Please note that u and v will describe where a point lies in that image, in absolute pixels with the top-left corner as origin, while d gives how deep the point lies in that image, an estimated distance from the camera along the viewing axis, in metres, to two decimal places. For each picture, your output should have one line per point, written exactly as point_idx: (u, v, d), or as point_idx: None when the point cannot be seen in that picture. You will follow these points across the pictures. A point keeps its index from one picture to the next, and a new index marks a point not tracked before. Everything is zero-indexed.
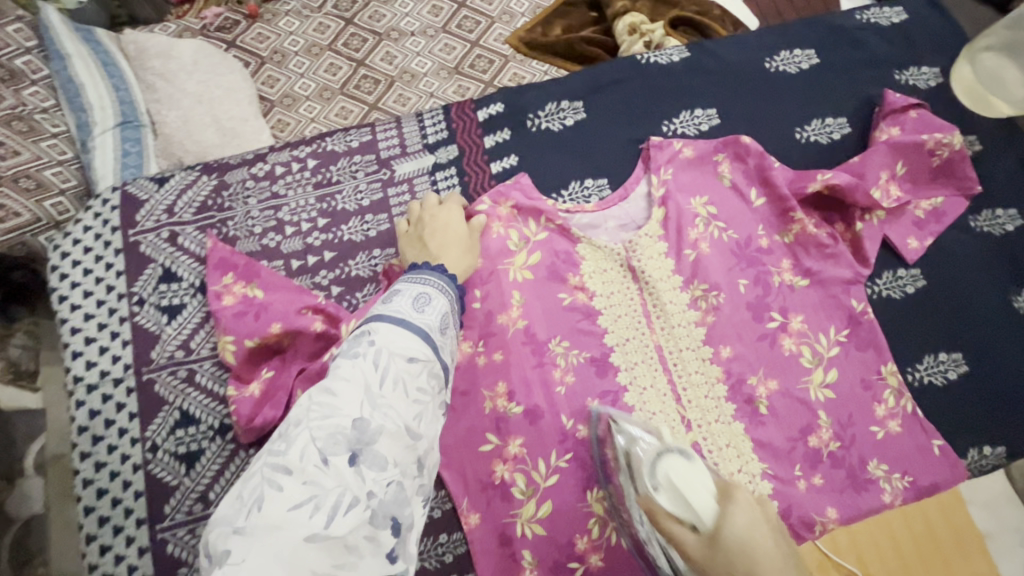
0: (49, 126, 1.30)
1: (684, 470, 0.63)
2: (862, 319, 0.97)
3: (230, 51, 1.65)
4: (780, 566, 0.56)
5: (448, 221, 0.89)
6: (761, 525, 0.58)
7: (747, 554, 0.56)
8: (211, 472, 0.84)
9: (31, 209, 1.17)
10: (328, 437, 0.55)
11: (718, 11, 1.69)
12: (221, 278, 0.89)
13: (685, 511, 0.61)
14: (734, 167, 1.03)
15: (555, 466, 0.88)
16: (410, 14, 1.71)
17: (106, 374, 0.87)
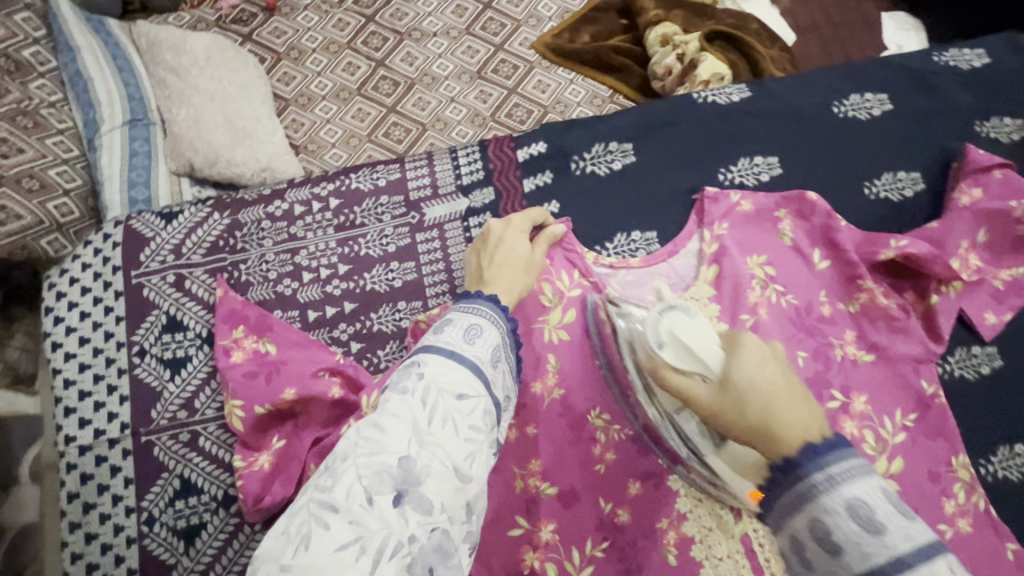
0: (56, 121, 1.23)
1: (691, 325, 0.65)
2: (932, 403, 0.88)
3: (246, 45, 1.56)
4: (794, 400, 0.55)
5: (513, 247, 0.76)
6: (775, 366, 0.57)
7: (759, 397, 0.56)
8: (212, 548, 0.76)
9: (33, 212, 1.10)
10: (373, 475, 0.47)
11: (756, 25, 1.58)
12: (231, 332, 0.81)
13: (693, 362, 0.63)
14: (796, 225, 0.94)
15: (590, 556, 0.80)
16: (433, 14, 1.61)
17: (100, 434, 0.80)
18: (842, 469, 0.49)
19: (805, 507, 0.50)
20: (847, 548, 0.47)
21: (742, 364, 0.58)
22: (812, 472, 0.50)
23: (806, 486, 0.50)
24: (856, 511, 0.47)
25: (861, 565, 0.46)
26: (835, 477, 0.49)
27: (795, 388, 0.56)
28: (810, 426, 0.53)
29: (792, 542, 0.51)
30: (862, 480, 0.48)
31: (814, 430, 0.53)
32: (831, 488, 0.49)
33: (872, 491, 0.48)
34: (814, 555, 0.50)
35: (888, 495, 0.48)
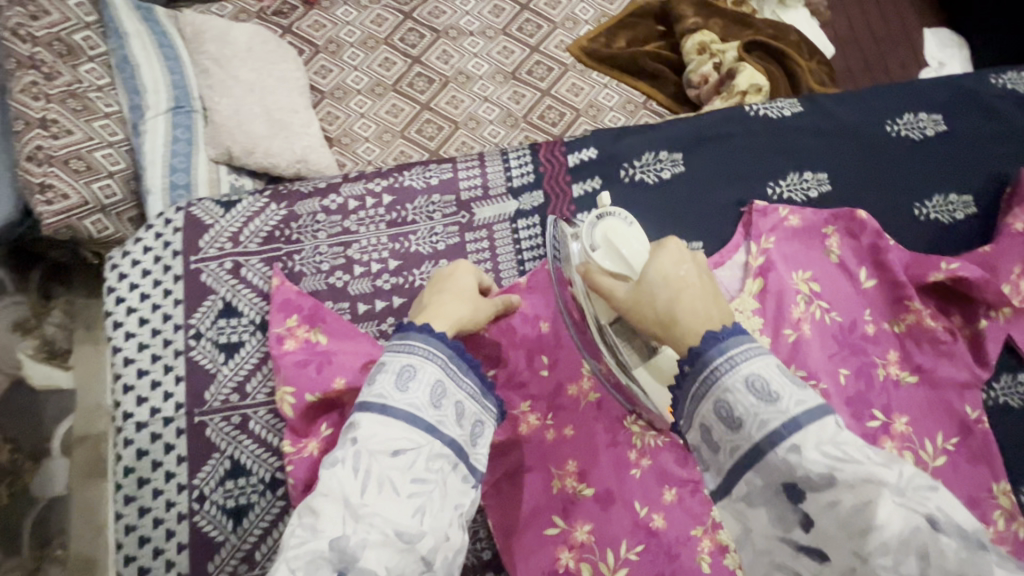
0: (103, 105, 1.26)
1: (628, 233, 0.70)
2: (975, 429, 0.87)
3: (285, 37, 1.59)
4: (702, 295, 0.59)
5: (461, 275, 0.74)
6: (688, 264, 0.61)
7: (669, 287, 0.60)
8: (259, 529, 0.78)
9: (79, 192, 1.16)
10: (306, 564, 0.48)
11: (795, 36, 1.57)
12: (284, 321, 0.83)
13: (619, 266, 0.68)
14: (843, 243, 0.94)
15: (624, 559, 0.80)
16: (471, 13, 1.62)
17: (156, 412, 0.82)
18: (741, 352, 0.53)
19: (710, 391, 0.53)
20: (747, 418, 0.51)
21: (658, 261, 0.62)
22: (714, 357, 0.54)
23: (709, 372, 0.54)
24: (752, 384, 0.51)
25: (760, 429, 0.50)
26: (734, 358, 0.53)
27: (703, 284, 0.60)
28: (713, 317, 0.58)
29: (702, 428, 0.55)
30: (757, 359, 0.52)
31: (717, 320, 0.57)
32: (732, 367, 0.52)
33: (765, 365, 0.52)
34: (721, 434, 0.53)
35: (780, 369, 0.52)
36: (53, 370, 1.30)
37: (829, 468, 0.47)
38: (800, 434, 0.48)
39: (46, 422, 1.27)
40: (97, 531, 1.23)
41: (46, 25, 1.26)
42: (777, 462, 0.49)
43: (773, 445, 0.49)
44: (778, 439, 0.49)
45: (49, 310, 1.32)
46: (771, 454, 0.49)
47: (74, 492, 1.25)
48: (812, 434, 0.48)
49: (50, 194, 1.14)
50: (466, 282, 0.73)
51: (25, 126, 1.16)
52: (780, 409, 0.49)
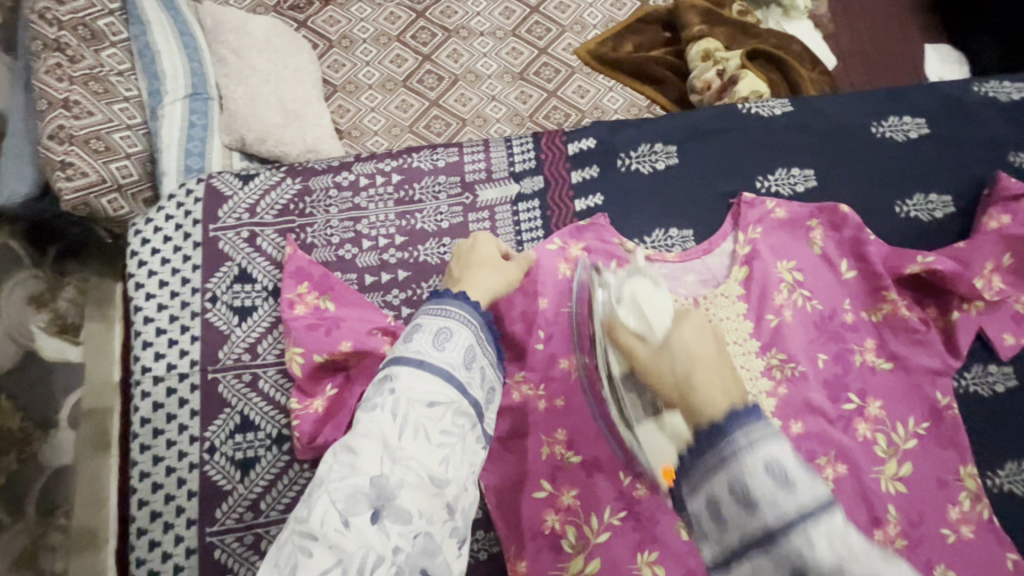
0: (123, 89, 1.32)
1: (656, 299, 0.68)
2: (945, 414, 0.92)
3: (302, 31, 1.65)
4: (721, 368, 0.54)
5: (485, 248, 0.80)
6: (709, 337, 0.57)
7: (685, 353, 0.56)
8: (264, 481, 0.83)
9: (98, 170, 1.21)
10: (346, 497, 0.52)
11: (797, 47, 1.63)
12: (295, 287, 0.89)
13: (641, 326, 0.65)
14: (826, 236, 0.99)
15: (607, 523, 0.85)
16: (481, 14, 1.68)
17: (172, 368, 0.88)
18: (759, 434, 0.48)
19: (722, 470, 0.48)
20: (761, 505, 0.46)
21: (679, 329, 0.58)
22: (730, 435, 0.49)
23: (723, 450, 0.49)
24: (768, 470, 0.46)
25: (775, 520, 0.45)
26: (751, 439, 0.47)
27: (723, 357, 0.55)
28: (731, 391, 0.51)
29: (709, 505, 0.50)
30: (778, 442, 0.47)
31: (733, 395, 0.51)
32: (751, 448, 0.47)
33: (784, 451, 0.47)
34: (732, 515, 0.48)
35: (800, 460, 0.47)
36: (65, 344, 1.35)
37: (838, 564, 0.42)
38: (813, 525, 0.44)
39: (56, 391, 1.31)
40: (100, 505, 1.28)
41: (71, 10, 1.32)
42: (788, 551, 0.44)
43: (785, 533, 0.44)
44: (792, 530, 0.44)
45: (63, 286, 1.37)
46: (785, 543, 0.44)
47: (80, 464, 1.29)
48: (824, 527, 0.44)
49: (70, 171, 1.19)
50: (488, 248, 0.79)
51: (48, 106, 1.23)
52: (795, 502, 0.44)
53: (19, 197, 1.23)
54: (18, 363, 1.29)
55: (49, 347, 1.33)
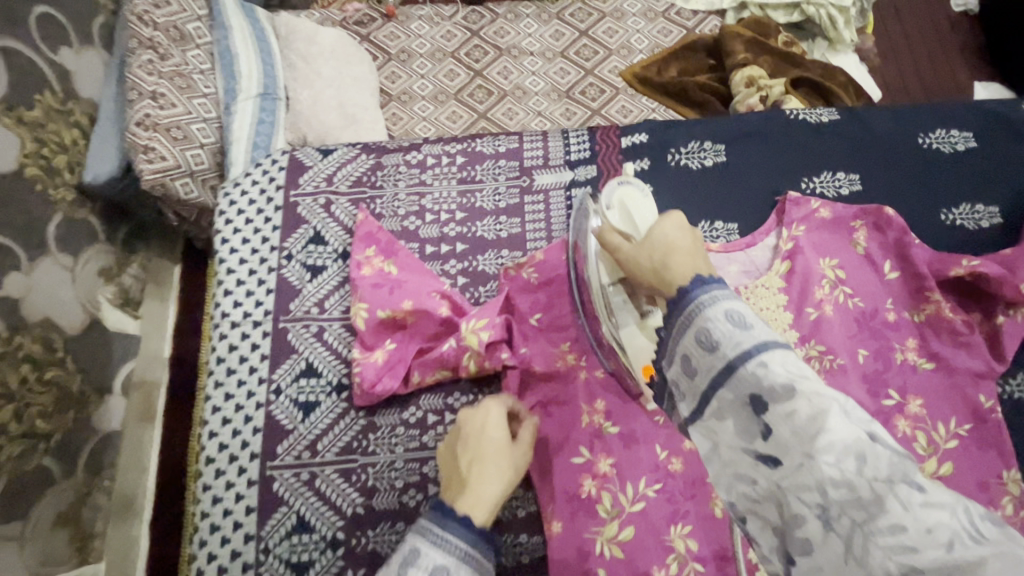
0: (202, 86, 1.45)
1: (638, 205, 0.85)
2: (988, 417, 0.92)
3: (363, 44, 1.79)
4: (691, 252, 0.63)
5: (490, 429, 0.75)
6: (685, 232, 0.66)
7: (666, 244, 0.65)
8: (323, 424, 0.90)
9: (174, 156, 1.34)
10: None
11: (843, 77, 1.67)
12: (363, 250, 0.96)
13: (627, 228, 0.80)
14: (870, 237, 1.01)
15: (642, 493, 0.87)
16: (533, 35, 1.79)
17: (247, 315, 0.95)
18: (721, 292, 0.57)
19: (692, 323, 0.57)
20: (722, 341, 0.54)
21: (661, 225, 0.67)
22: (697, 295, 0.57)
23: (693, 306, 0.57)
24: (729, 317, 0.55)
25: (734, 351, 0.53)
26: (717, 296, 0.56)
27: (697, 248, 0.64)
28: (701, 269, 0.61)
29: (682, 359, 0.59)
30: (736, 300, 0.56)
31: (704, 270, 0.60)
32: (713, 304, 0.56)
33: (740, 304, 0.56)
34: (700, 363, 0.56)
35: (754, 310, 0.56)
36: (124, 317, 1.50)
37: (789, 378, 0.50)
38: (770, 354, 0.52)
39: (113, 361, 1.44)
40: (140, 473, 1.46)
41: (167, 14, 1.45)
42: (747, 376, 0.52)
43: (744, 362, 0.52)
44: (748, 357, 0.52)
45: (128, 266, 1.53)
46: (741, 369, 0.52)
47: (128, 431, 1.47)
48: (779, 356, 0.52)
49: (151, 155, 1.31)
50: (496, 433, 0.75)
51: (138, 96, 1.34)
52: (751, 336, 0.53)
53: (103, 179, 1.35)
54: (87, 327, 1.37)
55: (112, 318, 1.46)
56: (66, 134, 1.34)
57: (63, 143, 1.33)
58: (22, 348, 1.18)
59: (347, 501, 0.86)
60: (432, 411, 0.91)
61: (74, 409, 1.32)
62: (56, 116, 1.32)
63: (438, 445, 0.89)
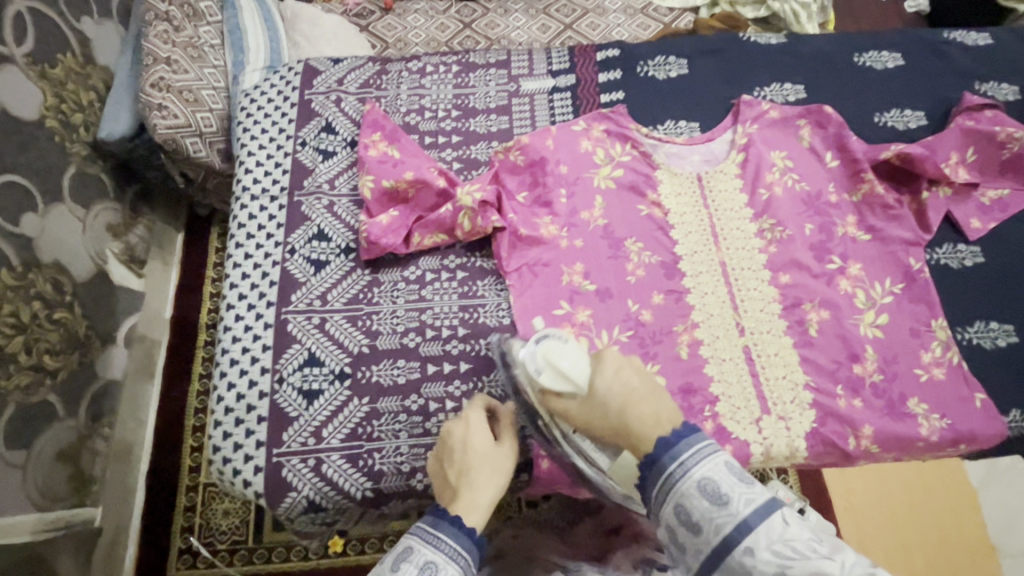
0: (213, 58, 1.56)
1: (564, 351, 0.79)
2: (918, 277, 1.06)
3: (363, 32, 1.94)
4: (645, 401, 0.70)
5: (475, 440, 0.78)
6: (624, 379, 0.73)
7: (619, 398, 0.72)
8: (332, 279, 1.01)
9: (185, 116, 1.44)
10: None
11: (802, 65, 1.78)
12: (370, 135, 1.09)
13: (567, 386, 0.78)
14: (814, 133, 1.16)
15: (615, 338, 1.00)
16: (521, 28, 1.97)
17: (266, 191, 1.07)
18: (691, 459, 0.63)
19: (669, 495, 0.63)
20: (704, 521, 0.60)
21: (602, 380, 0.74)
22: (667, 462, 0.63)
23: (666, 475, 0.63)
24: (705, 488, 0.61)
25: (718, 531, 0.59)
26: (686, 464, 0.62)
27: (645, 389, 0.72)
28: (659, 417, 0.68)
29: (666, 530, 0.64)
30: (706, 463, 0.62)
31: (664, 422, 0.67)
32: (684, 472, 0.62)
33: (713, 471, 0.61)
34: (686, 538, 0.61)
35: (728, 472, 0.62)
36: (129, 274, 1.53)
37: (781, 565, 0.55)
38: (753, 537, 0.57)
39: (117, 313, 1.47)
40: (139, 426, 1.49)
41: None
42: (735, 563, 0.57)
43: (731, 547, 0.58)
44: (734, 540, 0.58)
45: (135, 225, 1.58)
46: (730, 556, 0.58)
47: (127, 383, 1.48)
48: (763, 536, 0.57)
49: (164, 113, 1.41)
50: (480, 439, 0.78)
51: (152, 61, 1.44)
52: (729, 513, 0.59)
53: (116, 137, 1.43)
54: (94, 278, 1.40)
55: (117, 274, 1.49)
56: (84, 94, 1.42)
57: (80, 102, 1.40)
58: (34, 285, 1.21)
59: (353, 341, 0.97)
60: (430, 270, 1.03)
61: (79, 352, 1.34)
62: (75, 77, 1.39)
63: (434, 297, 1.01)
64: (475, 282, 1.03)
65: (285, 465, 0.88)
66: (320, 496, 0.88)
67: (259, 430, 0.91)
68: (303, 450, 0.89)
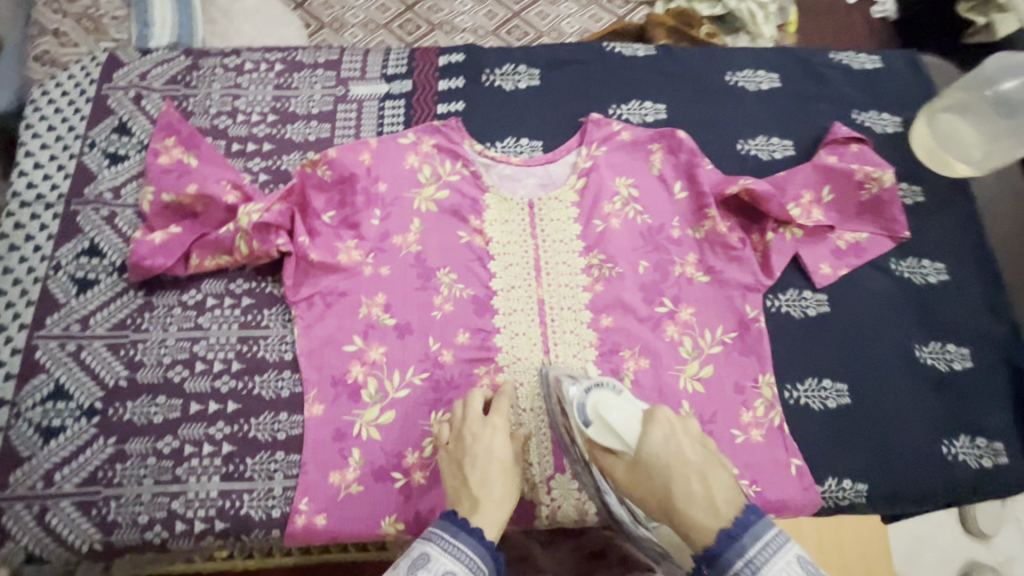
0: (113, 32, 1.23)
1: (615, 404, 0.72)
2: (751, 327, 0.97)
3: (296, 11, 1.72)
4: (702, 479, 0.63)
5: (493, 445, 0.78)
6: (678, 446, 0.66)
7: (668, 469, 0.65)
8: (97, 301, 0.91)
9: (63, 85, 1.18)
10: None
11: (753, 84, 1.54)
12: (162, 140, 0.98)
13: (617, 443, 0.71)
14: (665, 159, 1.06)
15: (408, 381, 0.91)
16: (466, 13, 1.76)
17: (40, 197, 0.96)
18: (759, 558, 0.56)
19: None
20: None
21: (652, 442, 0.67)
22: (733, 564, 0.57)
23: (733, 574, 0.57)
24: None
25: None
26: (755, 567, 0.56)
27: (707, 463, 0.64)
28: (718, 501, 0.61)
29: None
30: (780, 565, 0.55)
31: (725, 508, 0.60)
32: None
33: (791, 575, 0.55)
34: None
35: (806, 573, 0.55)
36: None
37: None
38: None
39: None
40: None
41: None
42: None
43: None
44: None
45: None
46: None
47: None
48: None
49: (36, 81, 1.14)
50: (501, 451, 0.77)
51: (38, 33, 1.19)
52: None
53: None
54: None
55: None
56: None
57: None
58: None
59: (110, 372, 0.87)
60: (212, 295, 0.93)
61: None
62: None
63: (211, 326, 0.91)
64: (260, 310, 0.93)
65: (7, 511, 0.80)
66: (41, 547, 0.80)
67: None
68: (30, 495, 0.81)
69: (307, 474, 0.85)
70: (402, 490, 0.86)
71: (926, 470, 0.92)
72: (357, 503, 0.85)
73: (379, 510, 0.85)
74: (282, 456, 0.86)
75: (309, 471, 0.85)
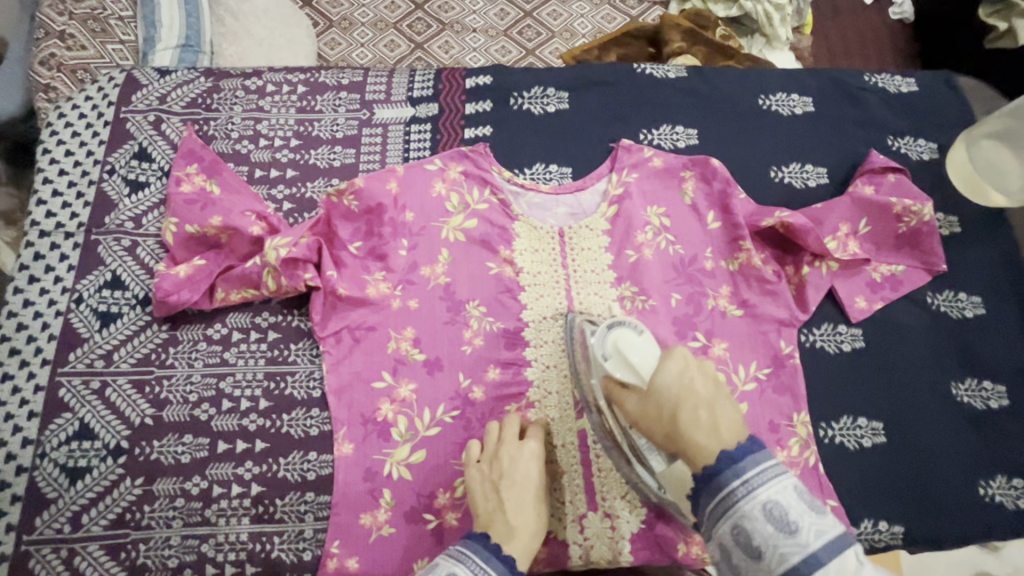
0: (120, 33, 1.20)
1: (635, 343, 0.73)
2: (786, 363, 0.95)
3: (304, 9, 1.67)
4: (708, 406, 0.62)
5: (526, 468, 0.78)
6: (690, 375, 0.65)
7: (674, 397, 0.64)
8: (121, 335, 0.89)
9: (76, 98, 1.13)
10: None
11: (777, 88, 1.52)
12: (184, 167, 0.95)
13: (633, 377, 0.72)
14: (698, 188, 1.03)
15: (438, 419, 0.89)
16: (477, 13, 1.71)
17: (60, 226, 0.94)
18: (754, 475, 0.57)
19: (727, 512, 0.57)
20: (767, 549, 0.55)
21: (664, 372, 0.66)
22: (729, 478, 0.58)
23: (727, 491, 0.58)
24: (771, 512, 0.55)
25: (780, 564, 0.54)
26: (750, 484, 0.56)
27: (715, 391, 0.64)
28: (721, 428, 0.60)
29: (718, 548, 0.58)
30: (775, 484, 0.56)
31: (727, 434, 0.60)
32: (748, 493, 0.56)
33: (783, 496, 0.56)
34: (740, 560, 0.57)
35: (797, 495, 0.56)
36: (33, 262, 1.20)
37: None
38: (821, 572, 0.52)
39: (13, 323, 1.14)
40: None
41: None
42: None
43: None
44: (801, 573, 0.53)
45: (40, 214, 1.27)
46: None
47: None
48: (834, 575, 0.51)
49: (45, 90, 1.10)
50: (531, 466, 0.78)
51: (45, 36, 1.14)
52: (798, 543, 0.53)
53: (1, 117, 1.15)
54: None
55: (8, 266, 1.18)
56: None
57: None
58: None
59: (135, 411, 0.86)
60: (237, 329, 0.91)
61: None
62: None
63: (238, 361, 0.89)
64: (288, 345, 0.91)
65: (35, 555, 0.80)
66: None
67: (11, 512, 0.81)
68: (58, 538, 0.80)
69: (338, 517, 0.83)
70: (434, 532, 0.85)
71: (963, 510, 0.91)
72: (389, 546, 0.83)
73: (411, 553, 0.83)
74: (312, 496, 0.85)
75: (340, 513, 0.84)
